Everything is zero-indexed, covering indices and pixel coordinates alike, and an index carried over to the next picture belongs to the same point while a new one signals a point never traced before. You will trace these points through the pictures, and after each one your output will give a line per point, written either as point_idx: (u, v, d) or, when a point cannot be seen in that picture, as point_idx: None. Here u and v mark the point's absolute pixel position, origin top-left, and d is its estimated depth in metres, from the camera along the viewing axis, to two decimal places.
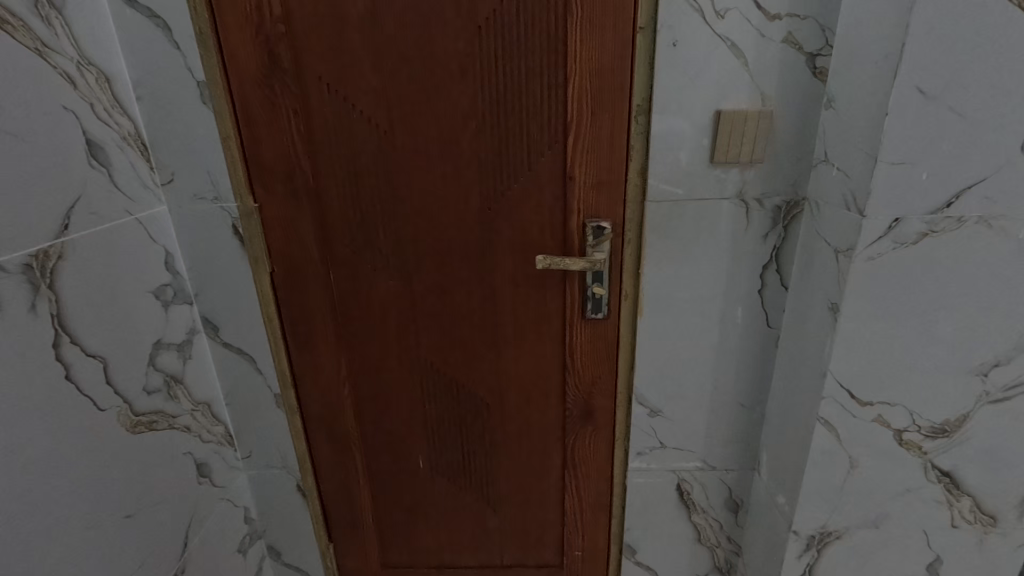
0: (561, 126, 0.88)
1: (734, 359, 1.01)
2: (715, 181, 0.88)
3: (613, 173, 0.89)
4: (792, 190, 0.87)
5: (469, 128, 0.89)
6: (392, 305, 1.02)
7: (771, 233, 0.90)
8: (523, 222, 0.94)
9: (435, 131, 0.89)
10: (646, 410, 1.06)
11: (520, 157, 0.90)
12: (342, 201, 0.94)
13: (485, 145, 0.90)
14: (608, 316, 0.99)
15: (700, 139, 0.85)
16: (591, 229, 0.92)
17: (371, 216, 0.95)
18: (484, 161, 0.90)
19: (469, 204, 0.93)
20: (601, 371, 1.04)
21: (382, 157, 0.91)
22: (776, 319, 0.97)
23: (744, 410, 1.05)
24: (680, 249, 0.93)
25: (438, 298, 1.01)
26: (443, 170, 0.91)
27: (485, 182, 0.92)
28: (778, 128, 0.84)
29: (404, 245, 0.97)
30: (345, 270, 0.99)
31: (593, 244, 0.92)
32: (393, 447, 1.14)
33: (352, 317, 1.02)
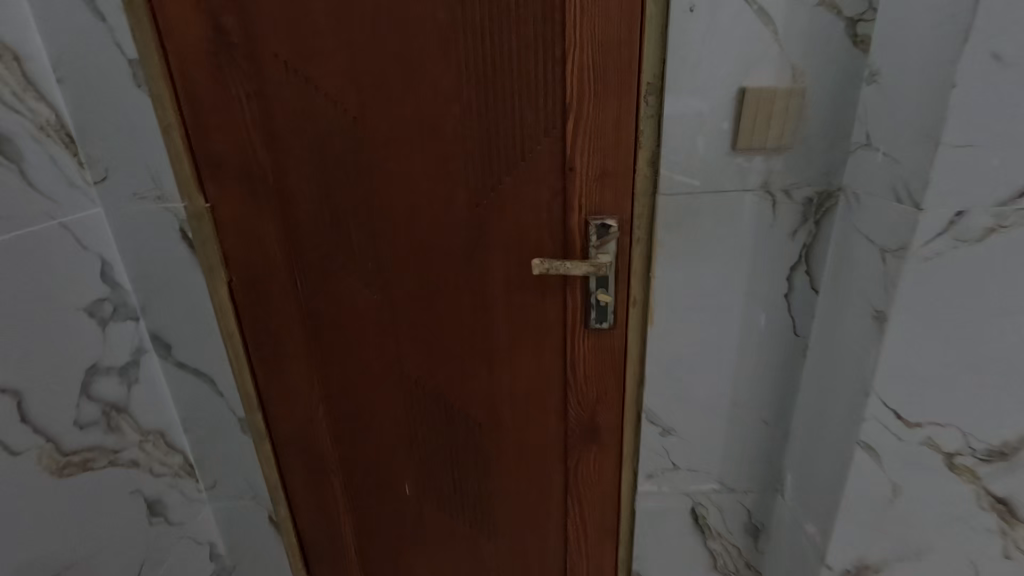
0: (560, 110, 0.76)
1: (756, 372, 0.90)
2: (737, 171, 0.76)
3: (619, 164, 0.77)
4: (824, 179, 0.76)
5: (453, 113, 0.76)
6: (370, 317, 0.89)
7: (800, 229, 0.79)
8: (517, 221, 0.82)
9: (413, 118, 0.77)
10: (657, 429, 0.94)
11: (513, 147, 0.78)
12: (308, 200, 0.81)
13: (472, 133, 0.77)
14: (613, 327, 0.88)
15: (721, 122, 0.73)
16: (595, 227, 0.80)
17: (342, 216, 0.83)
18: (471, 151, 0.78)
19: (455, 201, 0.81)
20: (606, 387, 0.93)
21: (352, 148, 0.78)
22: (804, 327, 0.85)
23: (766, 428, 0.93)
24: (697, 249, 0.81)
25: (421, 309, 0.89)
26: (424, 162, 0.79)
27: (473, 176, 0.80)
28: (811, 107, 0.73)
29: (382, 250, 0.85)
30: (315, 279, 0.87)
31: (597, 244, 0.81)
32: (375, 474, 1.02)
33: (325, 332, 0.90)
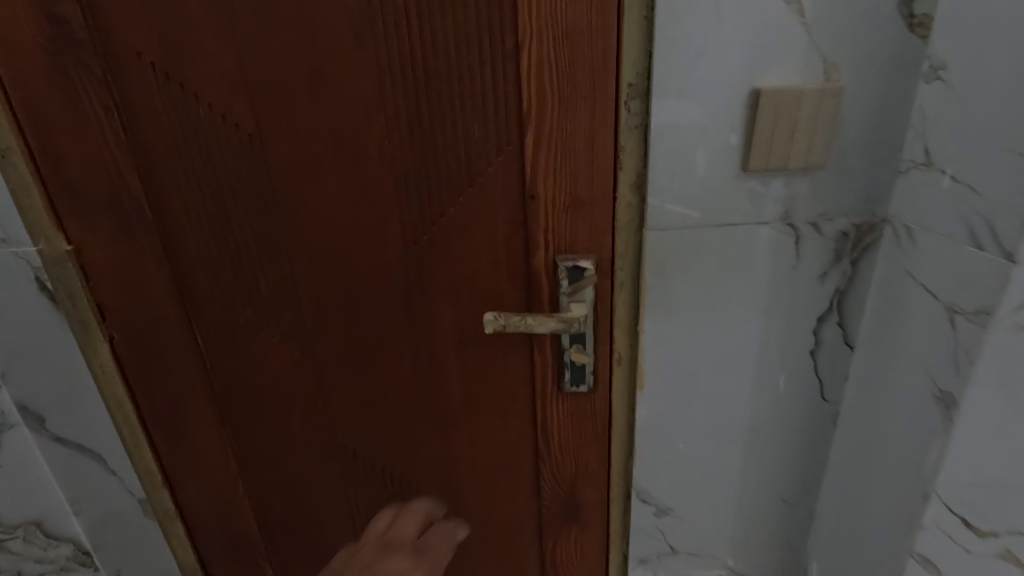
0: (515, 122, 0.57)
1: (774, 443, 0.71)
2: (749, 198, 0.58)
3: (594, 190, 0.58)
4: (864, 208, 0.58)
5: (375, 128, 0.59)
6: (291, 379, 0.72)
7: (831, 271, 0.61)
8: (467, 262, 0.64)
9: (325, 134, 0.59)
10: (651, 509, 0.77)
11: (455, 170, 0.60)
12: (199, 238, 0.64)
13: (402, 153, 0.60)
14: (593, 391, 0.69)
15: (728, 135, 0.55)
16: (566, 269, 0.62)
17: (244, 259, 0.65)
18: (402, 176, 0.61)
19: (385, 238, 0.64)
20: (588, 461, 0.74)
21: (249, 173, 0.61)
22: (834, 390, 0.67)
23: (787, 508, 0.75)
24: (697, 296, 0.63)
25: (354, 368, 0.71)
26: (343, 191, 0.61)
27: (406, 207, 0.62)
28: (851, 113, 0.54)
29: (299, 299, 0.67)
30: (219, 334, 0.69)
31: (568, 292, 0.62)
32: (313, 557, 0.85)
33: (237, 396, 0.73)
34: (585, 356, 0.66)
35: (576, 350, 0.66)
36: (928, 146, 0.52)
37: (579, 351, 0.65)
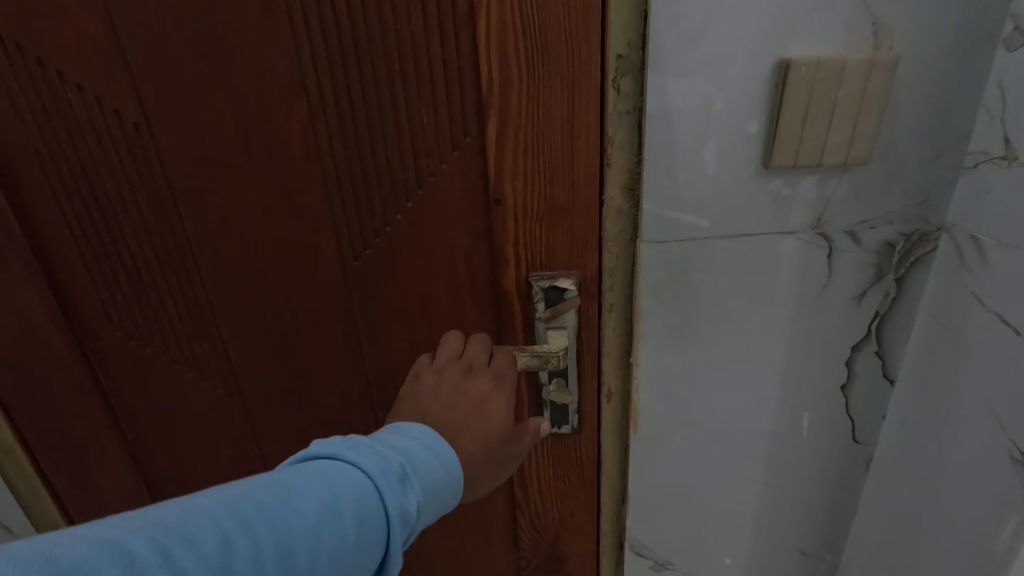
0: (472, 107, 0.44)
1: (792, 489, 0.60)
2: (772, 203, 0.45)
3: (575, 195, 0.46)
4: (916, 212, 0.46)
5: (296, 115, 0.46)
6: (218, 417, 0.61)
7: (871, 291, 0.49)
8: (419, 282, 0.52)
9: (232, 124, 0.46)
10: (649, 561, 0.66)
11: (399, 169, 0.47)
12: (91, 251, 0.54)
13: (331, 148, 0.47)
14: (579, 432, 0.57)
15: (746, 122, 0.43)
16: (542, 291, 0.49)
17: (145, 277, 0.55)
18: (333, 177, 0.48)
19: (318, 254, 0.51)
20: (575, 511, 0.62)
21: (141, 176, 0.49)
22: (867, 431, 0.56)
23: (808, 561, 0.64)
24: (704, 322, 0.51)
25: (292, 406, 0.60)
26: (260, 195, 0.49)
27: (341, 215, 0.50)
28: (907, 91, 0.41)
29: (221, 324, 0.56)
30: (127, 363, 0.59)
31: (547, 317, 0.50)
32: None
33: (154, 434, 0.62)
34: (568, 395, 0.52)
35: (557, 388, 0.52)
36: (1010, 134, 0.40)
37: (562, 389, 0.52)
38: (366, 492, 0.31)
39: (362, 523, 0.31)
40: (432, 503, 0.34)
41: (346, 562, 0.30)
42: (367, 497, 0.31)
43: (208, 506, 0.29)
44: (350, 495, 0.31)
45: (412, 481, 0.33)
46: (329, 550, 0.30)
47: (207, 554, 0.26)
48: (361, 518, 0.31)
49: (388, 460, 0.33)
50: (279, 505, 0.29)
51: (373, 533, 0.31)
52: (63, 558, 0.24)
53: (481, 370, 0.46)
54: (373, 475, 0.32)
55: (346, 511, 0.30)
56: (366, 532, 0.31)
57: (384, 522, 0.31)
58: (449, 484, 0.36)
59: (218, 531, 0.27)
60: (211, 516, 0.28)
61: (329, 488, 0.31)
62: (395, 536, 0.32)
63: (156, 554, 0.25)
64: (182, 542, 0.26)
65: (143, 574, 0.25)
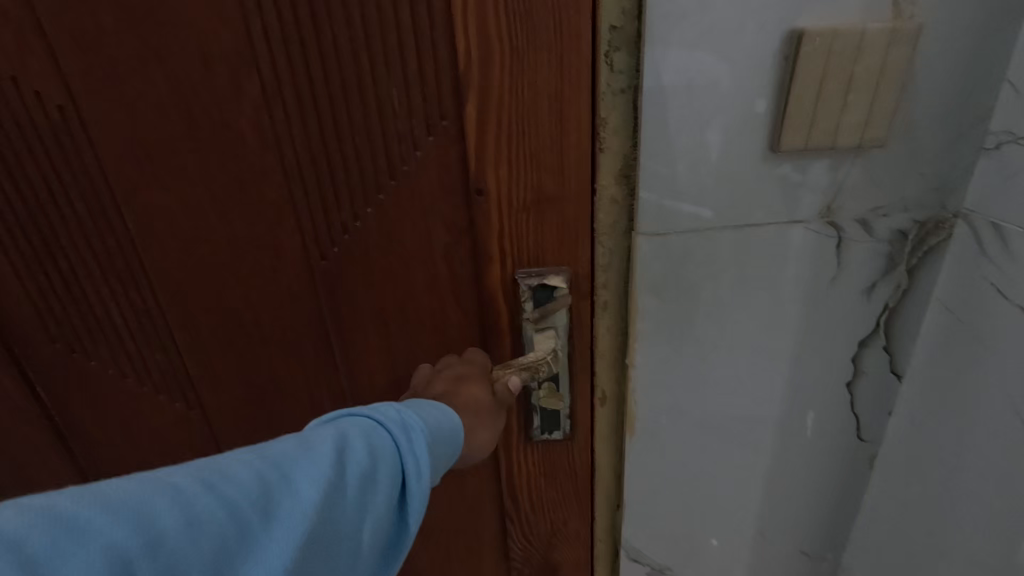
0: (449, 86, 0.39)
1: (794, 489, 0.57)
2: (781, 190, 0.42)
3: (566, 186, 0.42)
4: (932, 198, 0.42)
5: (247, 96, 0.40)
6: (183, 424, 0.57)
7: (881, 283, 0.46)
8: (395, 282, 0.47)
9: (175, 107, 0.41)
10: (645, 568, 0.63)
11: (369, 157, 0.42)
12: (17, 251, 0.48)
13: (289, 133, 0.41)
14: (570, 439, 0.54)
15: (754, 100, 0.38)
16: (530, 291, 0.45)
17: (83, 278, 0.50)
18: (292, 167, 0.43)
19: (281, 252, 0.46)
20: (568, 517, 0.59)
21: (68, 167, 0.44)
22: (873, 429, 0.53)
23: (810, 561, 0.62)
24: (705, 320, 0.47)
25: (263, 413, 0.56)
26: (211, 188, 0.44)
27: (305, 209, 0.44)
28: (928, 65, 0.37)
29: (179, 329, 0.51)
30: (76, 368, 0.55)
31: (535, 318, 0.46)
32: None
33: (113, 438, 0.59)
34: (558, 401, 0.50)
35: (547, 393, 0.49)
36: None
37: (552, 395, 0.49)
38: (373, 426, 0.33)
39: (376, 450, 0.32)
40: (440, 438, 0.35)
41: (372, 485, 0.31)
42: (375, 429, 0.33)
43: (233, 456, 0.30)
44: (359, 427, 0.33)
45: (412, 417, 0.35)
46: (353, 470, 0.30)
47: (240, 482, 0.28)
48: (373, 446, 0.32)
49: (388, 407, 0.35)
50: (295, 449, 0.31)
51: (390, 466, 0.32)
52: (118, 491, 0.26)
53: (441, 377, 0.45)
54: (377, 418, 0.34)
55: (357, 443, 0.32)
56: (382, 461, 0.32)
57: (397, 451, 0.33)
58: (453, 431, 0.37)
59: (248, 465, 0.29)
60: (238, 459, 0.29)
61: (338, 426, 0.32)
62: (412, 460, 0.33)
63: (196, 486, 0.27)
64: (218, 476, 0.28)
65: (188, 498, 0.26)
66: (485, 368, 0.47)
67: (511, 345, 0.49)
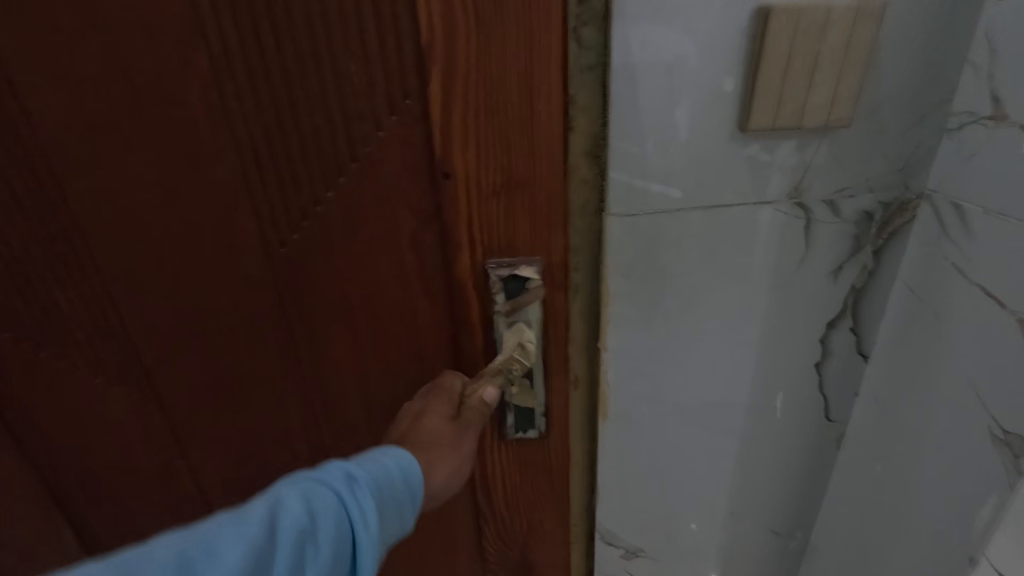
0: (411, 62, 0.37)
1: (763, 470, 0.58)
2: (749, 171, 0.41)
3: (536, 169, 0.40)
4: (897, 179, 0.43)
5: (196, 72, 0.38)
6: (143, 418, 0.55)
7: (848, 264, 0.46)
8: (360, 270, 0.46)
9: (119, 84, 0.39)
10: (620, 550, 0.64)
11: (328, 138, 0.40)
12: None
13: (244, 112, 0.39)
14: (545, 437, 0.52)
15: (723, 79, 0.38)
16: (502, 281, 0.44)
17: (25, 266, 0.47)
18: (249, 147, 0.41)
19: (239, 238, 0.44)
20: (543, 516, 0.57)
21: (1, 146, 0.41)
22: (840, 409, 0.54)
23: (778, 540, 0.63)
24: (676, 303, 0.47)
25: (227, 405, 0.54)
26: (161, 170, 0.42)
27: (261, 191, 0.43)
28: (892, 45, 0.38)
29: (136, 319, 0.49)
30: (21, 361, 0.52)
31: (507, 313, 0.45)
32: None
33: (68, 434, 0.57)
34: (533, 399, 0.49)
35: (521, 391, 0.49)
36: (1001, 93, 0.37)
37: (526, 392, 0.48)
38: (314, 484, 0.35)
39: (316, 509, 0.34)
40: (389, 490, 0.37)
41: (308, 543, 0.32)
42: (317, 486, 0.35)
43: (172, 537, 0.32)
44: (299, 488, 0.34)
45: (358, 472, 0.36)
46: (286, 533, 0.32)
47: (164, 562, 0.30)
48: (313, 504, 0.34)
49: (337, 464, 0.37)
50: (230, 518, 0.32)
51: (331, 524, 0.34)
52: None
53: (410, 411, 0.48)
54: (321, 477, 0.35)
55: (295, 503, 0.33)
56: (323, 518, 0.33)
57: (339, 506, 0.34)
58: (404, 482, 0.38)
59: (171, 545, 0.31)
60: (175, 541, 0.31)
61: (278, 490, 0.34)
62: (355, 516, 0.34)
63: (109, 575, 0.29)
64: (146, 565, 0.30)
65: None
66: (455, 394, 0.47)
67: (483, 339, 0.47)
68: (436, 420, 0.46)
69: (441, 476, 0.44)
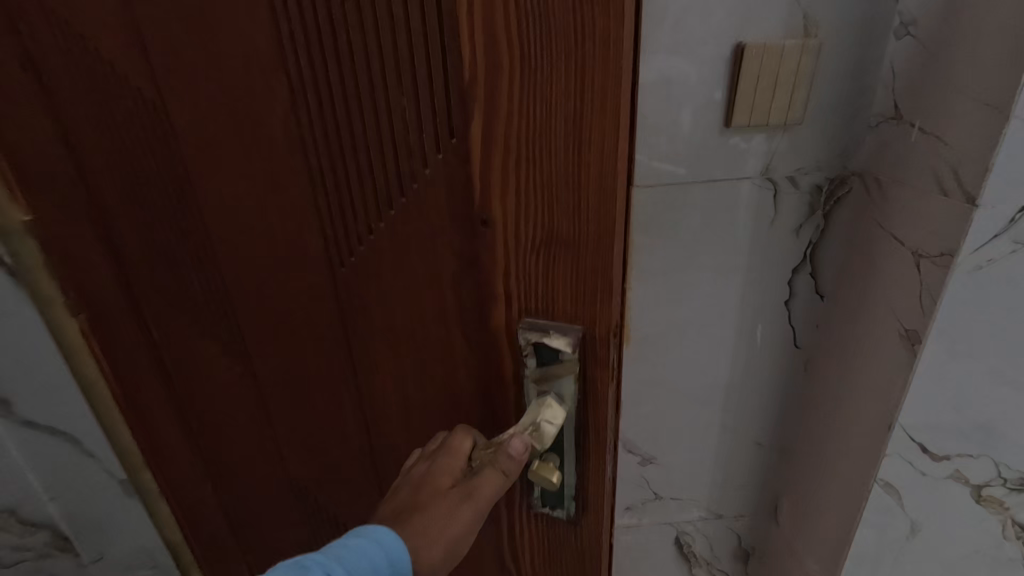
0: (455, 102, 0.41)
1: (748, 388, 0.76)
2: (733, 155, 0.60)
3: (578, 227, 0.42)
4: (837, 161, 0.60)
5: (279, 98, 0.47)
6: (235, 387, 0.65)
7: (806, 223, 0.64)
8: (414, 290, 0.50)
9: (235, 111, 0.48)
10: (637, 458, 0.81)
11: (385, 172, 0.47)
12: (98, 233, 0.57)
13: (331, 137, 0.48)
14: (576, 490, 0.54)
15: (712, 92, 0.56)
16: (532, 345, 0.47)
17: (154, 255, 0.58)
18: (330, 165, 0.49)
19: (319, 246, 0.53)
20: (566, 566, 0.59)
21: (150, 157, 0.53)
22: (805, 338, 0.71)
23: (762, 450, 0.80)
24: (683, 252, 0.65)
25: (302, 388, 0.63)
26: (265, 183, 0.51)
27: (335, 207, 0.51)
28: (826, 70, 0.56)
29: (236, 302, 0.59)
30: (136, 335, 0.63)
31: (539, 382, 0.49)
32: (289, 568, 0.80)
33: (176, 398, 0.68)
34: (555, 475, 0.50)
35: (542, 464, 0.51)
36: (899, 101, 0.55)
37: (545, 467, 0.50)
38: None
39: None
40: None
41: None
42: None
43: None
44: None
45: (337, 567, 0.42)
46: None
47: None
48: None
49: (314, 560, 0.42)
50: None
51: None
52: None
53: (419, 467, 0.53)
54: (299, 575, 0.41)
55: None
56: None
57: None
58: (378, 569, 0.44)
59: None
60: None
61: None
62: None
63: None
64: None
65: None
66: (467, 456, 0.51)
67: (516, 397, 0.52)
68: (442, 477, 0.50)
69: (428, 548, 0.47)
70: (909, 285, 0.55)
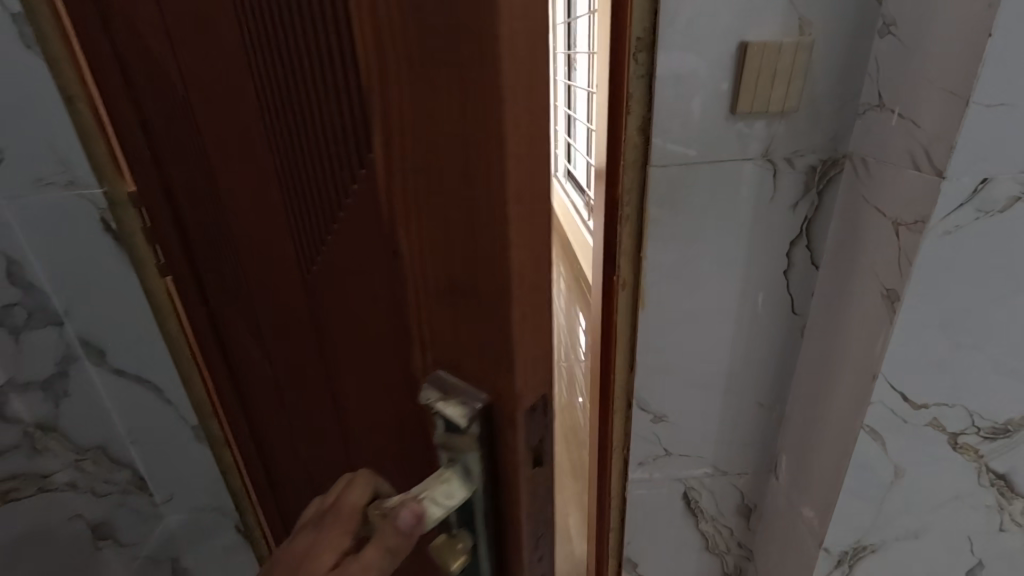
0: (355, 105, 0.30)
1: (751, 351, 0.84)
2: (737, 139, 0.68)
3: (477, 283, 0.29)
4: (829, 145, 0.69)
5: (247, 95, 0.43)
6: (255, 366, 0.69)
7: (802, 200, 0.72)
8: (351, 325, 0.42)
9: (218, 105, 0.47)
10: (649, 416, 0.90)
11: (319, 180, 0.39)
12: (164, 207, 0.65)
13: (281, 134, 0.41)
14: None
15: (719, 83, 0.65)
16: (435, 408, 0.34)
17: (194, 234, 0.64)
18: (285, 165, 0.43)
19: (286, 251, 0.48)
20: None
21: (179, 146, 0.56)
22: (802, 304, 0.80)
23: (763, 409, 0.89)
24: (693, 225, 0.74)
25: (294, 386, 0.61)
26: (248, 177, 0.49)
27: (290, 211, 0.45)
28: (818, 65, 0.65)
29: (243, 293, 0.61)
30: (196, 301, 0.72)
31: (447, 450, 0.34)
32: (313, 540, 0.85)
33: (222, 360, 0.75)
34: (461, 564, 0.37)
35: (450, 548, 0.37)
36: (882, 92, 0.63)
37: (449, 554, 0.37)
38: None
39: None
40: None
41: None
42: None
43: None
44: None
45: None
46: None
47: None
48: None
49: None
50: None
51: None
52: None
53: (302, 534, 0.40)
54: None
55: None
56: None
57: None
58: None
59: None
60: None
61: None
62: None
63: None
64: None
65: None
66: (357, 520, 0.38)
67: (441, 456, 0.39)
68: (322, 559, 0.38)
69: None
70: (890, 250, 0.63)
